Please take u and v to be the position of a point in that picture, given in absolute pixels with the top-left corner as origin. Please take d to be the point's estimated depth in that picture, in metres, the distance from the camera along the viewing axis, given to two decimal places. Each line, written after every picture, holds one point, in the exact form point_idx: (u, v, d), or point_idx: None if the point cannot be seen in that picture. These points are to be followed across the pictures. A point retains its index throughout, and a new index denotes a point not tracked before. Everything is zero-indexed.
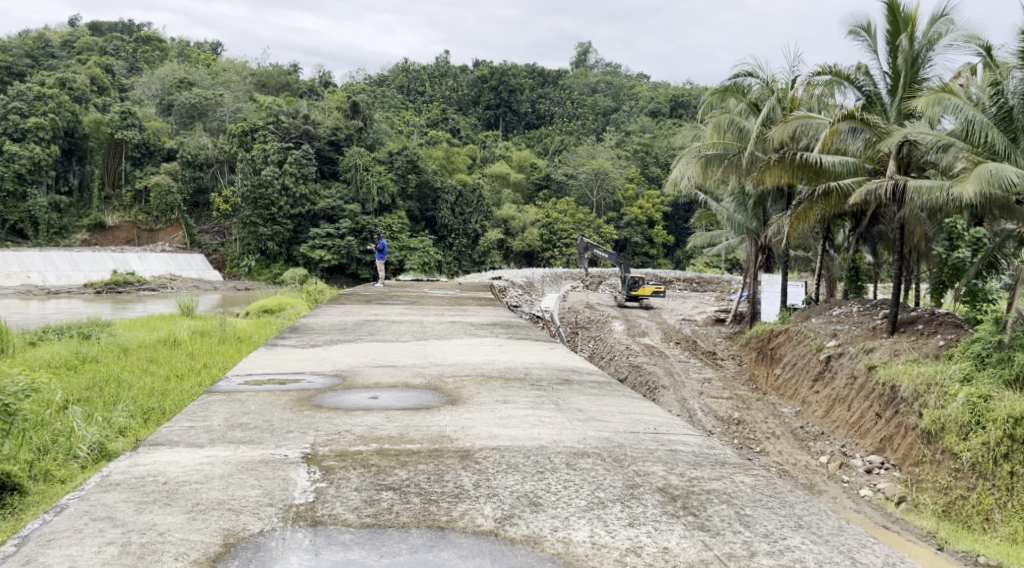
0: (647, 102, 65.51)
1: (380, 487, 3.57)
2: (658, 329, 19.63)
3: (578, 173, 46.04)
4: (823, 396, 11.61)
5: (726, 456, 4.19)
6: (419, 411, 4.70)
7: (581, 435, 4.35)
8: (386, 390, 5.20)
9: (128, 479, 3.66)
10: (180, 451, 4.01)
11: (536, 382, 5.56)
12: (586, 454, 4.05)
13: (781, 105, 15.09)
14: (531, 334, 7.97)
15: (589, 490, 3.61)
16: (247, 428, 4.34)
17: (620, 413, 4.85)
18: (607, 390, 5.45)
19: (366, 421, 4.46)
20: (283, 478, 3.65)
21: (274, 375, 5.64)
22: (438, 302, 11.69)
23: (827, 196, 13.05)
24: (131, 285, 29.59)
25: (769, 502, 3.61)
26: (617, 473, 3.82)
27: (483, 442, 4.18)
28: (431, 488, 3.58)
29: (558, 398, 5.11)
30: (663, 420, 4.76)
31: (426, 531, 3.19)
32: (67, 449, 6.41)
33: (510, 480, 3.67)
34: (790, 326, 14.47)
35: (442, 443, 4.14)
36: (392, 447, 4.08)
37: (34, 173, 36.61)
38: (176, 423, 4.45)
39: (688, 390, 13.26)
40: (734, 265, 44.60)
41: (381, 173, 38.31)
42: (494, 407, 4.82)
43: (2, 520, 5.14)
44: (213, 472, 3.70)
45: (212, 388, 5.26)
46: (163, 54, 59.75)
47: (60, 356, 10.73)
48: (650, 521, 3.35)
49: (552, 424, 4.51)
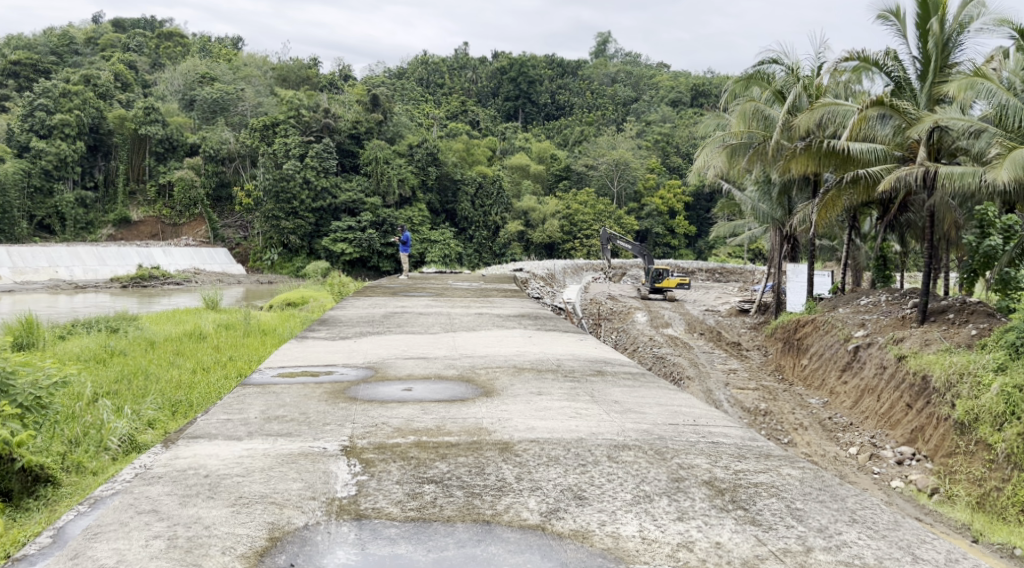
0: (667, 91, 64.86)
1: (422, 480, 3.56)
2: (682, 319, 19.53)
3: (599, 164, 45.74)
4: (852, 386, 11.46)
5: (770, 448, 4.13)
6: (454, 403, 4.68)
7: (619, 427, 4.31)
8: (419, 382, 5.20)
9: (170, 472, 3.68)
10: (219, 444, 4.03)
11: (570, 373, 5.53)
12: (626, 447, 4.01)
13: (807, 92, 14.81)
14: (560, 325, 7.93)
15: (633, 483, 3.58)
16: (284, 421, 4.35)
17: (658, 405, 4.80)
18: (642, 382, 5.40)
19: (402, 413, 4.47)
20: (324, 471, 3.65)
21: (307, 367, 5.66)
22: (464, 294, 11.68)
23: (855, 183, 12.82)
24: (156, 279, 29.99)
25: (819, 496, 3.56)
26: (659, 465, 3.78)
27: (521, 433, 4.16)
28: (473, 481, 3.56)
29: (594, 390, 5.07)
30: (702, 412, 4.70)
31: (473, 525, 3.18)
32: (98, 441, 6.52)
33: (553, 473, 3.65)
34: (816, 315, 14.29)
35: (480, 435, 4.12)
36: (430, 439, 4.06)
37: (60, 169, 37.27)
38: (213, 416, 4.47)
39: (713, 381, 13.19)
40: (757, 255, 44.08)
41: (402, 165, 38.55)
42: (529, 399, 4.79)
43: (35, 512, 5.22)
44: (254, 466, 3.71)
45: (246, 380, 5.29)
46: (185, 49, 60.29)
47: (89, 350, 10.88)
48: (698, 515, 3.31)
49: (589, 416, 4.49)
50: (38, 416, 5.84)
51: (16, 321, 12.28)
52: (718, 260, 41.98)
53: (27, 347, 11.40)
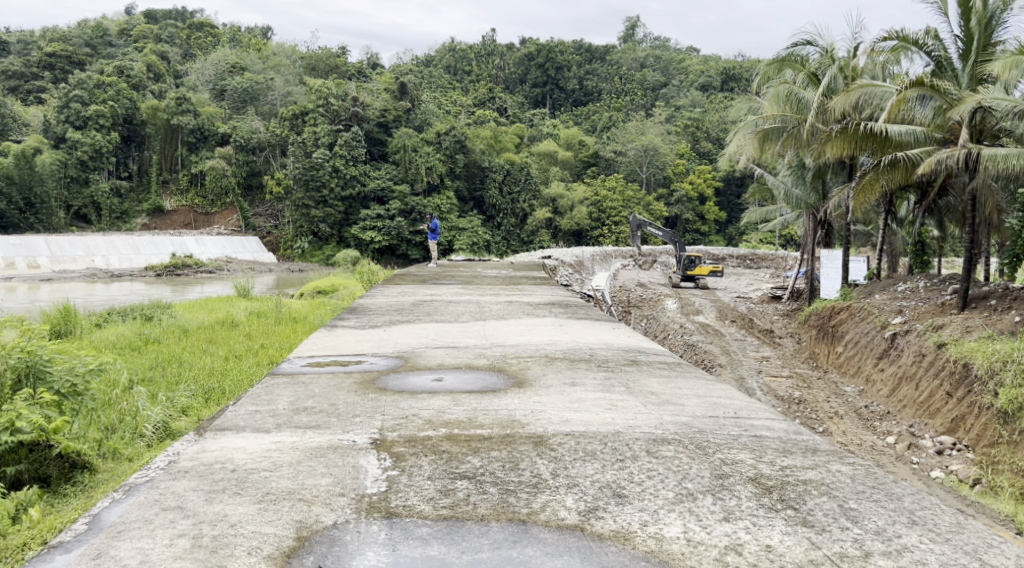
0: (697, 76, 63.93)
1: (454, 475, 3.51)
2: (713, 307, 19.28)
3: (627, 150, 45.32)
4: (889, 374, 11.18)
5: (817, 443, 4.01)
6: (485, 394, 4.62)
7: (657, 420, 4.21)
8: (450, 372, 5.15)
9: (197, 466, 3.66)
10: (247, 436, 4.01)
11: (603, 362, 5.45)
12: (665, 441, 3.91)
13: (843, 74, 14.45)
14: (590, 313, 7.83)
15: (673, 480, 3.48)
16: (312, 413, 4.32)
17: (696, 396, 4.69)
18: (679, 372, 5.29)
19: (433, 405, 4.41)
20: (354, 466, 3.61)
21: (337, 357, 5.65)
22: (493, 282, 11.61)
23: (893, 167, 12.45)
24: (189, 268, 30.45)
25: (873, 494, 3.43)
26: (700, 461, 3.68)
27: (555, 426, 4.09)
28: (507, 477, 3.49)
29: (629, 380, 4.98)
30: (742, 404, 4.58)
31: (508, 525, 3.11)
32: (134, 429, 6.60)
33: (590, 469, 3.57)
34: (851, 302, 13.96)
35: (513, 429, 4.05)
36: (463, 432, 4.01)
37: (95, 160, 37.93)
38: (242, 407, 4.46)
39: (745, 368, 13.01)
40: (789, 242, 43.47)
41: (429, 153, 38.30)
42: (562, 390, 4.71)
43: (73, 499, 5.33)
44: (282, 460, 3.69)
45: (276, 370, 5.29)
46: (216, 39, 60.70)
47: (124, 337, 11.04)
48: (745, 515, 3.21)
49: (625, 407, 4.40)
50: (75, 404, 5.91)
51: (54, 309, 12.51)
52: (748, 247, 41.45)
53: (65, 335, 11.62)
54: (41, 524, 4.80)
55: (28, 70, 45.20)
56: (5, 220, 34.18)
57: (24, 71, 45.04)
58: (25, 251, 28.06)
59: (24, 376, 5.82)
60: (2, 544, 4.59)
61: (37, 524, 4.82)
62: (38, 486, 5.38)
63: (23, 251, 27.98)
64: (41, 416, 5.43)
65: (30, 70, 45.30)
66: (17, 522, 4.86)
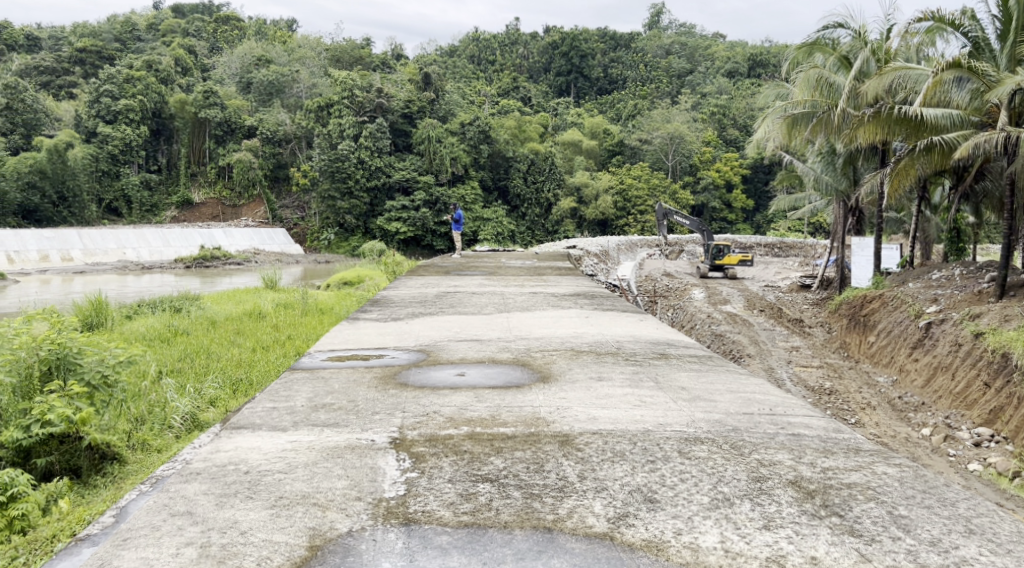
0: (723, 62, 63.05)
1: (476, 478, 3.43)
2: (741, 296, 19.00)
3: (653, 138, 44.81)
4: (924, 364, 10.90)
5: (859, 442, 3.87)
6: (509, 390, 4.54)
7: (688, 418, 4.10)
8: (473, 366, 5.09)
9: (210, 467, 3.61)
10: (262, 435, 3.97)
11: (632, 356, 5.34)
12: (697, 440, 3.80)
13: (876, 57, 14.06)
14: (617, 304, 7.71)
15: (707, 484, 3.37)
16: (331, 410, 4.27)
17: (729, 392, 4.57)
18: (710, 365, 5.17)
19: (455, 401, 4.34)
20: (372, 468, 3.55)
21: (358, 351, 5.60)
22: (518, 272, 11.52)
23: (929, 151, 12.08)
24: (218, 260, 30.75)
25: (924, 499, 3.30)
26: (734, 463, 3.56)
27: (581, 425, 4.00)
28: (532, 480, 3.41)
29: (658, 374, 4.88)
30: (778, 400, 4.45)
31: (533, 534, 3.02)
32: (162, 420, 6.64)
33: (619, 472, 3.47)
34: (884, 291, 13.64)
35: (538, 427, 3.97)
36: (485, 430, 3.93)
37: (125, 153, 38.51)
38: (258, 404, 4.41)
39: (775, 359, 12.80)
40: (818, 229, 42.80)
41: (453, 144, 38.15)
42: (589, 385, 4.61)
43: (102, 490, 5.37)
44: (298, 461, 3.63)
45: (296, 364, 5.26)
46: (242, 33, 61.09)
47: (154, 329, 11.15)
48: (785, 522, 3.09)
49: (653, 404, 4.28)
50: (105, 396, 5.94)
51: (86, 301, 12.65)
52: (777, 235, 40.86)
53: (96, 327, 11.75)
54: (71, 515, 4.84)
55: (59, 65, 45.77)
56: (39, 214, 34.76)
57: (55, 66, 45.72)
58: (58, 244, 28.52)
59: (55, 368, 5.87)
60: (32, 536, 4.63)
61: (66, 516, 4.86)
62: (68, 478, 5.42)
63: (56, 244, 28.42)
64: (71, 408, 5.47)
65: (61, 65, 45.91)
66: (48, 514, 4.90)
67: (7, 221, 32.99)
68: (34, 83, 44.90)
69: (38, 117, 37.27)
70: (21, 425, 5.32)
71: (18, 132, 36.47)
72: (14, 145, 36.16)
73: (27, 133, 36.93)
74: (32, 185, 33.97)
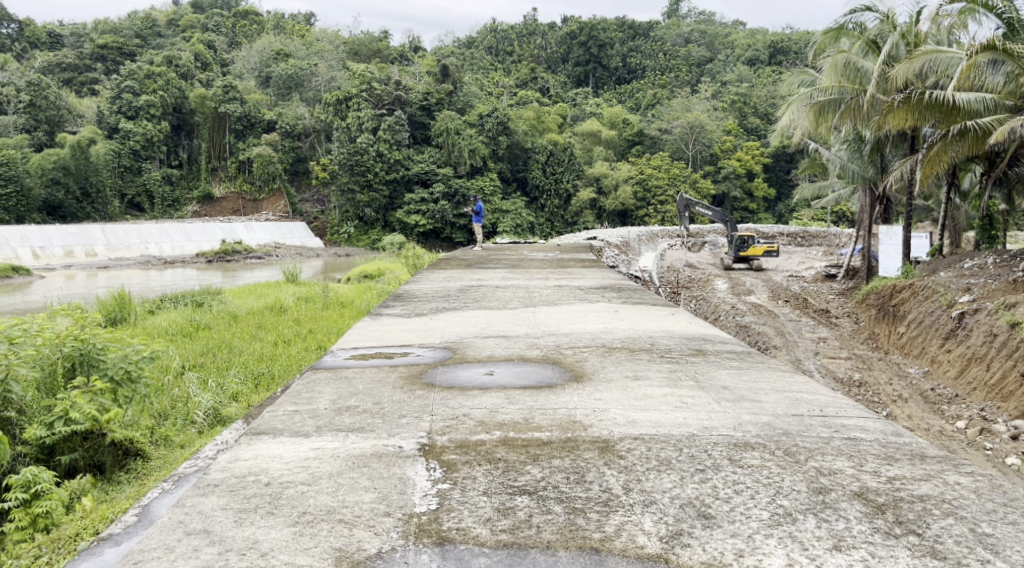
0: (744, 50, 62.38)
1: (513, 490, 3.21)
2: (765, 286, 18.71)
3: (672, 127, 44.34)
4: (957, 354, 10.63)
5: (922, 448, 3.63)
6: (542, 390, 4.41)
7: (735, 421, 3.90)
8: (501, 365, 4.96)
9: (229, 478, 3.40)
10: (284, 441, 3.78)
11: (667, 353, 5.18)
12: (747, 446, 3.58)
13: (905, 40, 13.76)
14: (646, 298, 7.55)
15: (764, 497, 3.12)
16: (355, 413, 4.13)
17: (775, 392, 4.38)
18: (749, 363, 4.99)
19: (485, 403, 4.20)
20: (400, 478, 3.34)
21: (381, 349, 5.50)
22: (540, 265, 11.40)
23: (963, 136, 11.74)
24: (239, 254, 30.92)
25: (1007, 514, 3.03)
26: (790, 473, 3.32)
27: (621, 429, 3.80)
28: (574, 493, 3.18)
29: (697, 372, 4.72)
30: (828, 400, 4.25)
31: (580, 556, 2.78)
32: (185, 416, 6.62)
33: (666, 483, 3.24)
34: (914, 281, 13.32)
35: (575, 431, 3.79)
36: (519, 435, 3.75)
37: (147, 148, 38.88)
38: (280, 407, 4.26)
39: (802, 350, 12.57)
40: (841, 218, 42.26)
41: (472, 136, 38.02)
42: (625, 385, 4.45)
43: (126, 487, 5.34)
44: (321, 471, 3.42)
45: (319, 363, 5.16)
46: (261, 27, 61.42)
47: (176, 323, 11.16)
48: (855, 543, 2.84)
49: (693, 406, 4.10)
50: (128, 391, 5.92)
51: (109, 297, 12.71)
52: (799, 225, 40.33)
53: (120, 322, 11.79)
54: (93, 514, 4.81)
55: (81, 62, 46.31)
56: (63, 210, 35.15)
57: (78, 63, 46.20)
58: (82, 240, 28.84)
59: (78, 364, 5.85)
60: (56, 534, 4.60)
61: (89, 513, 4.84)
62: (92, 474, 5.38)
63: (80, 240, 28.74)
64: (95, 406, 5.43)
65: (83, 62, 46.36)
66: (72, 511, 4.86)
67: (32, 216, 33.42)
68: (57, 79, 45.43)
69: (61, 114, 37.67)
70: (44, 422, 5.28)
71: (41, 128, 36.91)
72: (38, 142, 36.59)
73: (51, 130, 37.36)
74: (56, 182, 34.37)
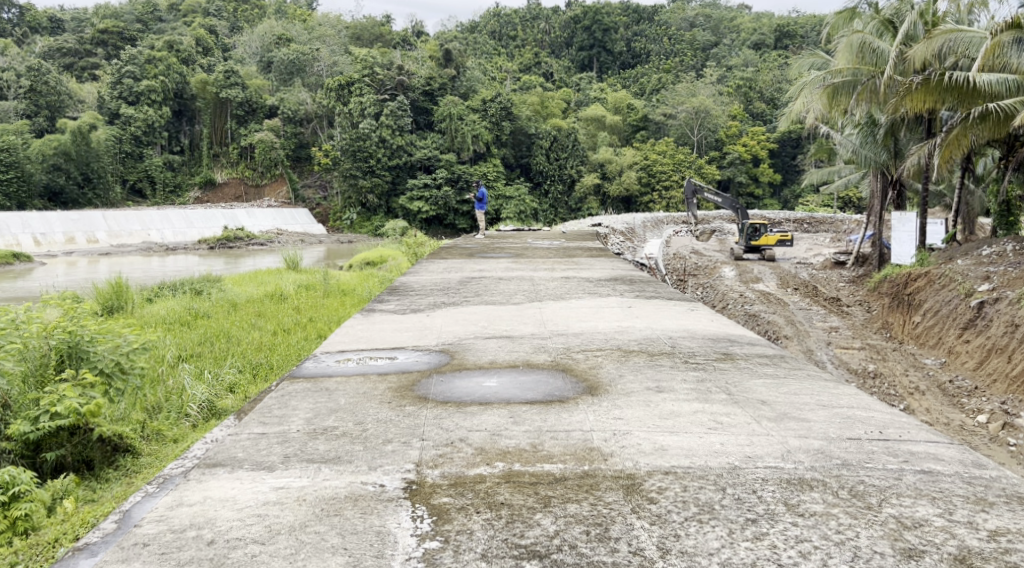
0: (750, 34, 61.86)
1: (524, 551, 2.73)
2: (773, 274, 18.34)
3: (677, 113, 43.70)
4: (976, 346, 10.27)
5: (1014, 487, 3.18)
6: (551, 406, 4.01)
7: (782, 448, 3.46)
8: (502, 374, 4.59)
9: (164, 534, 2.90)
10: (240, 477, 3.30)
11: (689, 358, 4.86)
12: (804, 486, 3.12)
13: (924, 19, 13.38)
14: (660, 291, 7.22)
15: (839, 564, 2.64)
16: (333, 438, 3.66)
17: (821, 408, 3.98)
18: (785, 372, 4.61)
19: (487, 423, 3.79)
20: (381, 531, 2.85)
21: (368, 353, 5.15)
22: (545, 254, 11.08)
23: (984, 119, 11.32)
24: (241, 240, 30.65)
25: None
26: (866, 527, 2.85)
27: (648, 459, 3.36)
28: (598, 556, 2.70)
29: (728, 383, 4.36)
30: (883, 419, 3.85)
31: None
32: (179, 408, 6.29)
33: (711, 542, 2.76)
34: (930, 269, 12.91)
35: (593, 464, 3.33)
36: (525, 468, 3.30)
37: (148, 134, 38.55)
38: (248, 429, 3.83)
39: (814, 340, 12.24)
40: (848, 204, 41.76)
41: (475, 121, 37.64)
42: (648, 400, 4.07)
43: (113, 485, 5.02)
44: (283, 523, 2.92)
45: (301, 371, 4.80)
46: (262, 12, 60.94)
47: (174, 312, 10.90)
48: None
49: (728, 428, 3.68)
50: (121, 384, 5.62)
51: (106, 285, 12.41)
52: (806, 211, 39.80)
53: (117, 311, 11.48)
54: (74, 517, 4.49)
55: (82, 47, 45.85)
56: (65, 196, 34.88)
57: (79, 48, 45.82)
58: (84, 226, 28.53)
59: (67, 357, 5.53)
60: (33, 539, 4.26)
61: (71, 517, 4.51)
62: (78, 473, 5.07)
63: (81, 226, 28.43)
64: (81, 399, 5.11)
65: (84, 47, 45.94)
66: (52, 514, 4.56)
67: (34, 202, 33.26)
68: (58, 65, 45.06)
69: (62, 100, 37.33)
70: (29, 417, 4.97)
71: (42, 114, 36.59)
72: (39, 127, 36.27)
73: (52, 115, 37.01)
74: (57, 167, 34.10)
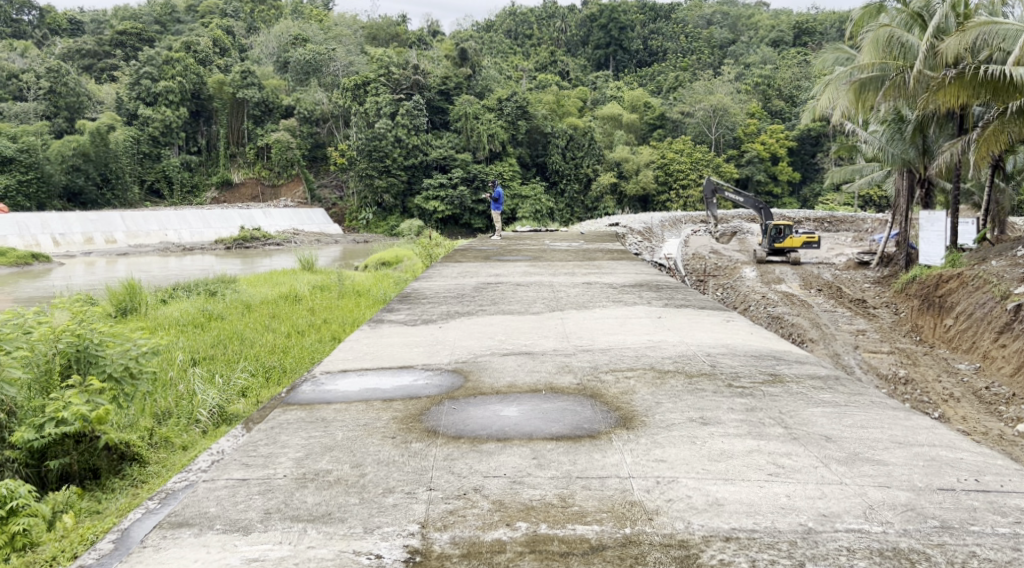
0: (768, 31, 61.22)
1: None
2: (796, 275, 17.88)
3: (695, 111, 43.22)
4: (1013, 351, 9.86)
5: None
6: (580, 444, 3.72)
7: (861, 503, 3.16)
8: (520, 399, 4.31)
9: None
10: (210, 542, 3.00)
11: (729, 380, 4.55)
12: (902, 561, 2.81)
13: (955, 12, 12.96)
14: (690, 299, 6.91)
15: None
16: (326, 488, 3.37)
17: (896, 447, 3.66)
18: (844, 399, 4.26)
19: (507, 464, 3.52)
20: None
21: (373, 374, 4.88)
22: (565, 257, 10.76)
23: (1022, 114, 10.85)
24: (257, 241, 30.54)
25: None
26: None
27: (700, 520, 3.05)
28: None
29: (783, 414, 4.04)
30: (958, 461, 3.52)
31: None
32: (189, 414, 6.02)
33: None
34: (962, 270, 12.47)
35: (636, 524, 3.04)
36: (554, 532, 3.00)
37: (166, 135, 38.60)
38: (227, 474, 3.54)
39: (840, 343, 11.84)
40: (869, 202, 41.12)
41: (491, 120, 37.22)
42: (692, 438, 3.75)
43: (118, 497, 4.75)
44: None
45: (298, 397, 4.52)
46: (278, 12, 61.15)
47: (187, 313, 10.69)
48: None
49: (792, 475, 3.36)
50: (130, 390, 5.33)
51: (119, 286, 12.21)
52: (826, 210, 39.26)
53: (131, 313, 11.28)
54: (74, 533, 4.21)
55: (101, 48, 46.07)
56: (84, 196, 35.03)
57: (97, 50, 46.00)
58: (102, 227, 28.57)
59: (74, 362, 5.20)
60: (30, 557, 3.99)
61: (71, 532, 4.23)
62: (82, 483, 4.81)
63: (100, 226, 28.48)
64: (89, 404, 4.85)
65: (103, 48, 46.11)
66: (52, 529, 4.28)
67: (54, 204, 33.52)
68: (77, 66, 45.41)
69: (81, 100, 37.40)
70: (34, 424, 4.74)
71: (62, 115, 36.83)
72: (58, 129, 36.52)
73: (71, 117, 37.18)
74: (76, 168, 34.23)
